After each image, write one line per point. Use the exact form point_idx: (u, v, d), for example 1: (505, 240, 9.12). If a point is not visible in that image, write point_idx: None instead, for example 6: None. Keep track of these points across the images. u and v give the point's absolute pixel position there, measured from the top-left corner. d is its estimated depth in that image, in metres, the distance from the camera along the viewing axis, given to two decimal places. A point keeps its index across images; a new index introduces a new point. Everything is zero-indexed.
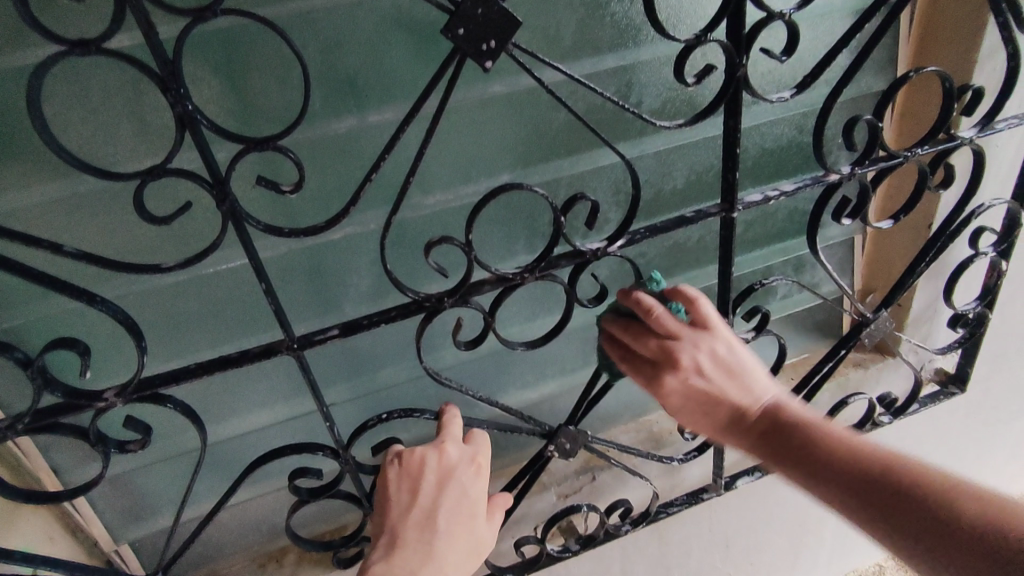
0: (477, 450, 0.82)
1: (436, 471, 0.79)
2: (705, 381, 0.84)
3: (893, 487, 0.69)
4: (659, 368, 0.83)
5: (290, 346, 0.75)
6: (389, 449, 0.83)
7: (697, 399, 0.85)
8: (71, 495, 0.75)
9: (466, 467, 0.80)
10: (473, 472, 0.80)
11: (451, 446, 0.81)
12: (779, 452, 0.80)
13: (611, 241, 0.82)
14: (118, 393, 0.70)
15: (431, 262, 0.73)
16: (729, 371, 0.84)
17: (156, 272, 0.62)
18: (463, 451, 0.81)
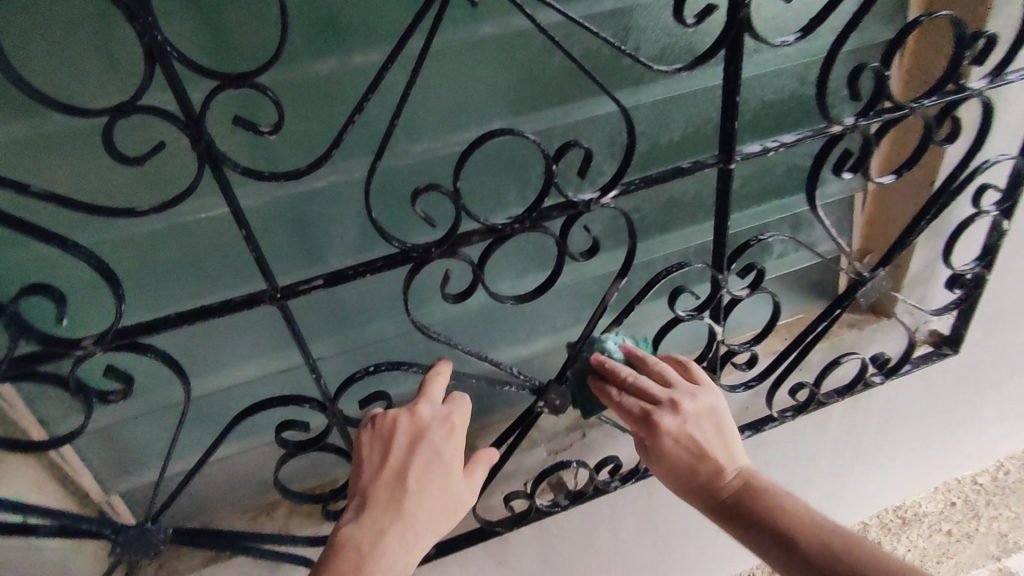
0: (450, 411, 0.80)
1: (407, 431, 0.78)
2: (693, 439, 0.86)
3: (838, 561, 0.73)
4: (654, 427, 0.85)
5: (273, 295, 0.73)
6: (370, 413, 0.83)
7: (679, 468, 0.86)
8: (56, 443, 0.74)
9: (439, 426, 0.78)
10: (446, 432, 0.78)
11: (424, 407, 0.80)
12: (745, 520, 0.82)
13: (604, 192, 0.80)
14: (96, 341, 0.69)
15: (418, 211, 0.71)
16: (714, 434, 0.87)
17: (128, 214, 0.62)
18: (437, 411, 0.80)
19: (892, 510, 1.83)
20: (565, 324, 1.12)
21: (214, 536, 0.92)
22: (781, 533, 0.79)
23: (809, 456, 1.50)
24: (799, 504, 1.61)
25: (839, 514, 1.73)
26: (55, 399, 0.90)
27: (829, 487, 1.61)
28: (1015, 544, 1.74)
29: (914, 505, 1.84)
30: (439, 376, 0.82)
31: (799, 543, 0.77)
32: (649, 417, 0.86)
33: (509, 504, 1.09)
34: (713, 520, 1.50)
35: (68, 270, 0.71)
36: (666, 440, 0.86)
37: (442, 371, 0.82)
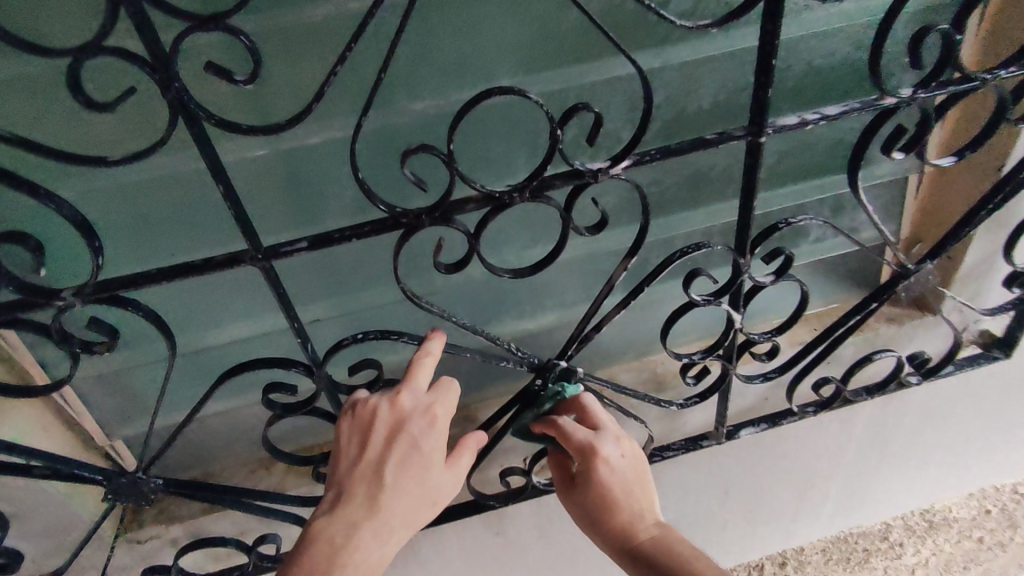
0: (432, 402, 0.79)
1: (386, 421, 0.77)
2: (620, 476, 0.90)
3: None
4: (593, 452, 0.90)
5: (255, 256, 0.70)
6: (355, 393, 0.83)
7: (604, 503, 0.89)
8: (43, 391, 0.74)
9: (419, 418, 0.77)
10: (426, 425, 0.78)
11: (405, 395, 0.78)
12: (654, 561, 0.80)
13: (614, 162, 0.73)
14: (76, 294, 0.67)
15: (408, 172, 0.66)
16: (637, 479, 0.91)
17: (99, 164, 0.59)
18: (419, 401, 0.79)
19: (919, 513, 1.75)
20: (574, 300, 1.06)
21: (207, 490, 0.92)
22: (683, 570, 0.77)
23: (832, 452, 1.43)
24: (817, 500, 1.55)
25: (860, 513, 1.65)
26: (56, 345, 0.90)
27: (851, 485, 1.54)
28: None
29: (944, 509, 1.75)
30: (427, 360, 0.78)
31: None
32: (590, 443, 0.90)
33: (506, 480, 1.06)
34: (723, 508, 1.46)
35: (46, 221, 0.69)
36: (600, 470, 0.90)
37: (431, 355, 0.78)
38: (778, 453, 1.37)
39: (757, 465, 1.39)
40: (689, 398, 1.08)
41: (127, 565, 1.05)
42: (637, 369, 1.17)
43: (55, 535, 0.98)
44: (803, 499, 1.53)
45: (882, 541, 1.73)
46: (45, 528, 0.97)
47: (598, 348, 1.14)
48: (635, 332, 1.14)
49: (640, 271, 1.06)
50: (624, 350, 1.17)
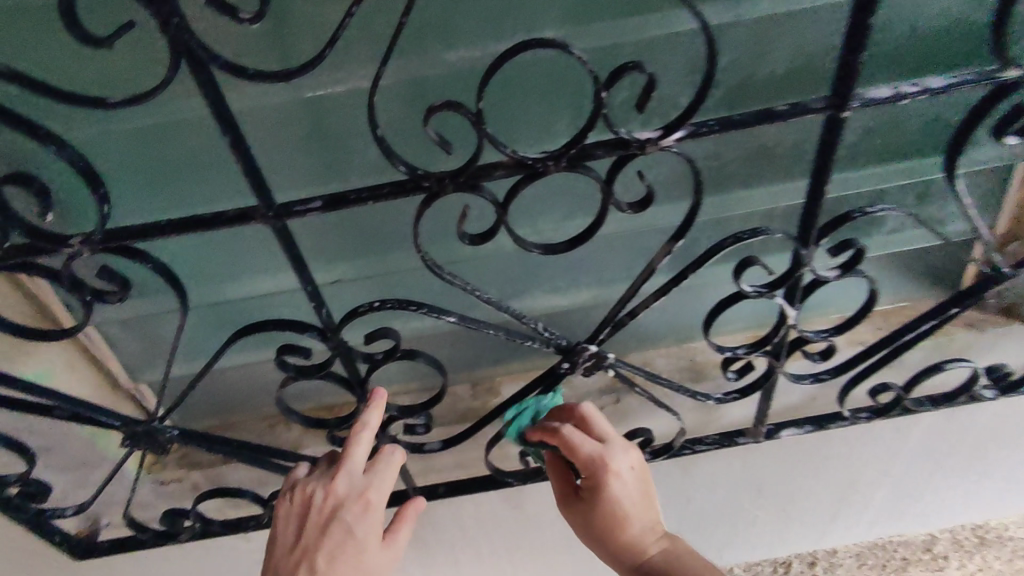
0: (366, 485, 0.83)
1: (321, 507, 0.82)
2: (629, 491, 0.89)
3: None
4: (604, 469, 0.87)
5: (266, 214, 0.66)
6: (293, 475, 0.89)
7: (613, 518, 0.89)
8: (59, 335, 0.73)
9: (352, 504, 0.81)
10: (360, 510, 0.81)
11: (341, 480, 0.83)
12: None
13: (666, 132, 0.64)
14: (83, 242, 0.65)
15: (430, 132, 0.60)
16: (644, 492, 0.90)
17: (99, 106, 0.55)
18: (355, 483, 0.83)
19: (970, 528, 1.63)
20: (611, 278, 0.99)
21: (221, 444, 0.92)
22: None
23: (879, 457, 1.33)
24: (858, 505, 1.46)
25: (905, 523, 1.55)
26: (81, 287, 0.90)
27: (898, 494, 1.44)
28: None
29: (998, 527, 1.63)
30: (363, 434, 0.82)
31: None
32: (602, 462, 0.87)
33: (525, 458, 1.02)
34: (754, 504, 1.39)
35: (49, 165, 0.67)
36: (610, 487, 0.88)
37: (369, 428, 0.82)
38: (820, 454, 1.30)
39: (796, 463, 1.31)
40: (729, 392, 1.00)
41: (151, 504, 1.08)
42: (674, 355, 1.10)
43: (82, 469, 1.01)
44: (843, 502, 1.44)
45: (923, 551, 1.64)
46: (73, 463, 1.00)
47: (634, 331, 1.07)
48: (676, 316, 1.06)
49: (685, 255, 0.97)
50: (662, 335, 1.09)
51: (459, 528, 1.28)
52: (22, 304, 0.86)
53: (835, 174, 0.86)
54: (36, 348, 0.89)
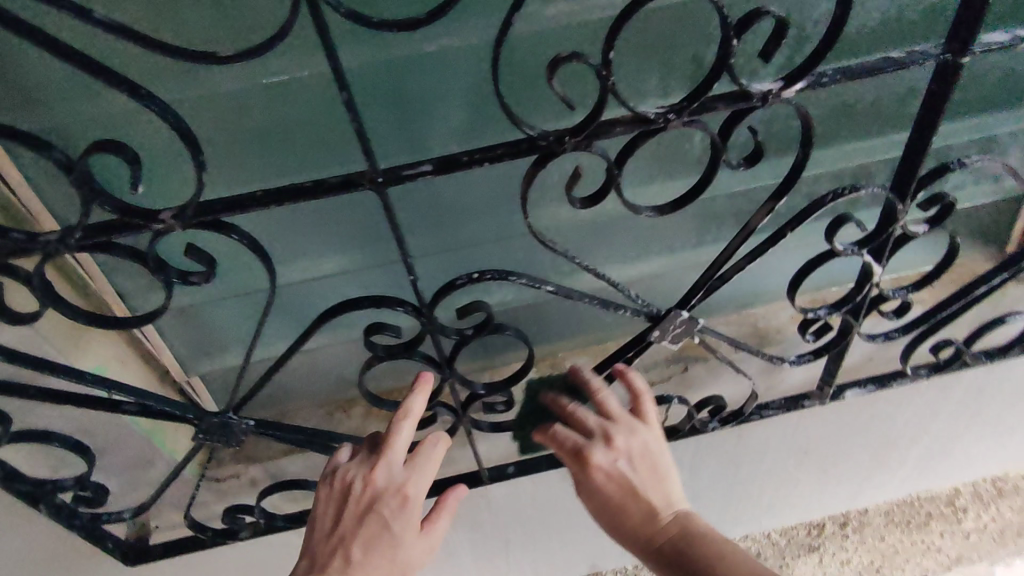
0: (407, 479, 0.80)
1: (358, 497, 0.80)
2: (619, 472, 0.80)
3: None
4: (583, 457, 0.81)
5: (374, 179, 0.62)
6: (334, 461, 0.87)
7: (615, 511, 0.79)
8: (139, 323, 0.68)
9: (391, 497, 0.79)
10: (398, 505, 0.79)
11: (380, 471, 0.81)
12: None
13: (788, 84, 0.62)
14: (175, 216, 0.60)
15: (555, 87, 0.57)
16: (642, 471, 0.80)
17: (213, 60, 0.49)
18: (394, 476, 0.81)
19: (989, 480, 1.70)
20: (682, 246, 0.97)
21: (296, 432, 0.89)
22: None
23: (920, 419, 1.35)
24: (894, 465, 1.48)
25: (935, 480, 1.60)
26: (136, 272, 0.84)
27: (933, 452, 1.47)
28: None
29: (1014, 477, 1.70)
30: (404, 424, 0.80)
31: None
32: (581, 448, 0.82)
33: None
34: (798, 467, 1.41)
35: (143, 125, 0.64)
36: (594, 476, 0.80)
37: (409, 417, 0.80)
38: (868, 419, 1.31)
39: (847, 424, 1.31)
40: (801, 355, 1.00)
41: (207, 500, 1.04)
42: (736, 322, 1.10)
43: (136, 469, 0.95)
44: (881, 462, 1.46)
45: (946, 505, 1.69)
46: (127, 462, 0.94)
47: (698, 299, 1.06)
48: (740, 283, 1.06)
49: (784, 214, 0.97)
50: (724, 303, 1.09)
51: (517, 506, 1.28)
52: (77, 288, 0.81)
53: (946, 125, 0.87)
54: (90, 341, 0.83)
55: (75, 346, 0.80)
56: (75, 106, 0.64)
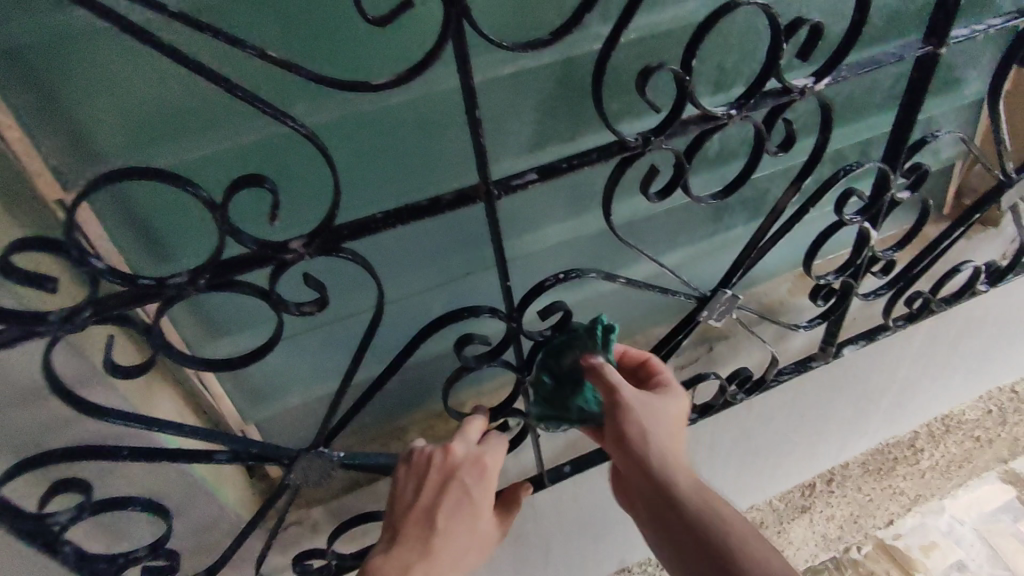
0: (483, 452, 0.84)
1: (440, 469, 0.83)
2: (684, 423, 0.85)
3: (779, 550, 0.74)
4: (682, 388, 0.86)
5: (488, 191, 0.65)
6: (413, 442, 0.88)
7: (668, 425, 0.80)
8: (244, 362, 0.67)
9: (470, 468, 0.83)
10: (477, 475, 0.83)
11: (458, 445, 0.84)
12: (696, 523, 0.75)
13: (819, 78, 0.73)
14: (305, 245, 0.61)
15: (649, 97, 0.60)
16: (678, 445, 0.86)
17: (371, 89, 0.53)
18: (471, 450, 0.85)
19: (940, 418, 1.78)
20: (702, 236, 1.07)
21: (379, 455, 0.91)
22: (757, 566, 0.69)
23: (894, 373, 1.50)
24: (872, 422, 1.61)
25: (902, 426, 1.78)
26: (198, 318, 0.80)
27: (899, 405, 1.61)
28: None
29: (958, 414, 1.85)
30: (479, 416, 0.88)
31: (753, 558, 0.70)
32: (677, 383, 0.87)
33: None
34: (796, 432, 1.49)
35: (270, 151, 0.68)
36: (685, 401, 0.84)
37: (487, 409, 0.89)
38: (852, 378, 1.44)
39: (836, 385, 1.43)
40: (810, 321, 1.13)
41: (271, 553, 1.00)
42: (745, 301, 1.21)
43: (202, 532, 0.90)
44: (864, 420, 1.59)
45: (907, 448, 1.81)
46: (194, 525, 0.89)
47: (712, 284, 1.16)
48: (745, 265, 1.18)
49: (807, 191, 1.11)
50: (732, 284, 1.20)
51: (559, 520, 1.26)
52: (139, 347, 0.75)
53: (929, 101, 1.05)
54: (155, 401, 0.78)
55: (147, 403, 0.76)
56: (171, 150, 0.64)
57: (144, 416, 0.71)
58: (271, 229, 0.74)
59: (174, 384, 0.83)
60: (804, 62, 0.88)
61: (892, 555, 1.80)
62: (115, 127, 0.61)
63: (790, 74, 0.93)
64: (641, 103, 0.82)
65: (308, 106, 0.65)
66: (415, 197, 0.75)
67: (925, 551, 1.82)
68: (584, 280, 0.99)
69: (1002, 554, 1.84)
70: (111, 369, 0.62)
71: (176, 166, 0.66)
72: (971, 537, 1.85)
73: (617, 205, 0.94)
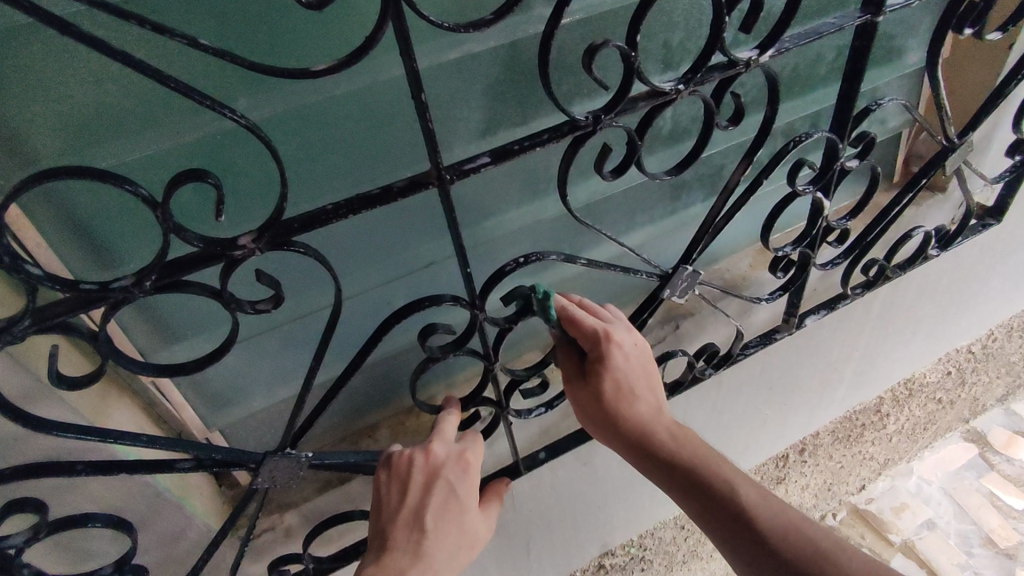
0: (464, 448, 0.87)
1: (423, 470, 0.84)
2: (629, 365, 0.87)
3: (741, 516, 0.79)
4: (606, 340, 0.85)
5: (440, 176, 0.65)
6: (387, 449, 0.89)
7: (605, 411, 0.88)
8: (200, 366, 0.65)
9: (453, 465, 0.85)
10: (461, 470, 0.85)
11: (438, 445, 0.86)
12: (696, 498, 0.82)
13: (763, 50, 0.74)
14: (255, 239, 0.59)
15: (597, 73, 0.59)
16: (645, 371, 0.89)
17: (309, 75, 0.50)
18: (451, 448, 0.87)
19: (902, 383, 1.83)
20: (661, 215, 1.08)
21: (351, 454, 0.90)
22: (745, 529, 0.78)
23: (855, 341, 1.54)
24: (836, 390, 1.65)
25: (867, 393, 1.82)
26: (150, 325, 0.77)
27: (862, 372, 1.65)
28: (983, 407, 1.98)
29: (920, 377, 1.91)
30: (451, 413, 0.89)
31: (759, 521, 0.78)
32: (601, 333, 0.85)
33: None
34: (765, 404, 1.52)
35: (213, 146, 0.66)
36: (614, 358, 0.86)
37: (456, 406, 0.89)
38: (816, 348, 1.47)
39: (801, 356, 1.46)
40: (772, 293, 1.15)
41: (245, 562, 0.98)
42: (708, 277, 1.23)
43: (169, 545, 0.88)
44: (829, 389, 1.62)
45: (873, 415, 1.88)
46: (162, 539, 0.86)
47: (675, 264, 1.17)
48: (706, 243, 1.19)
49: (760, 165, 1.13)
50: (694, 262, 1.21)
51: (539, 507, 1.26)
52: (85, 357, 0.72)
53: (871, 72, 1.08)
54: (109, 411, 0.75)
55: (100, 413, 0.73)
56: (109, 150, 0.62)
57: (98, 428, 0.68)
58: (219, 227, 0.72)
59: (129, 394, 0.81)
60: (747, 35, 0.90)
61: (868, 520, 1.84)
62: (47, 129, 0.59)
63: (736, 48, 0.94)
64: (591, 84, 0.83)
65: (250, 98, 0.64)
66: (367, 189, 0.74)
67: (897, 513, 1.85)
68: (545, 264, 0.99)
69: (968, 509, 1.91)
70: (56, 380, 0.60)
71: (114, 167, 0.63)
72: (938, 495, 1.91)
73: (574, 187, 0.94)
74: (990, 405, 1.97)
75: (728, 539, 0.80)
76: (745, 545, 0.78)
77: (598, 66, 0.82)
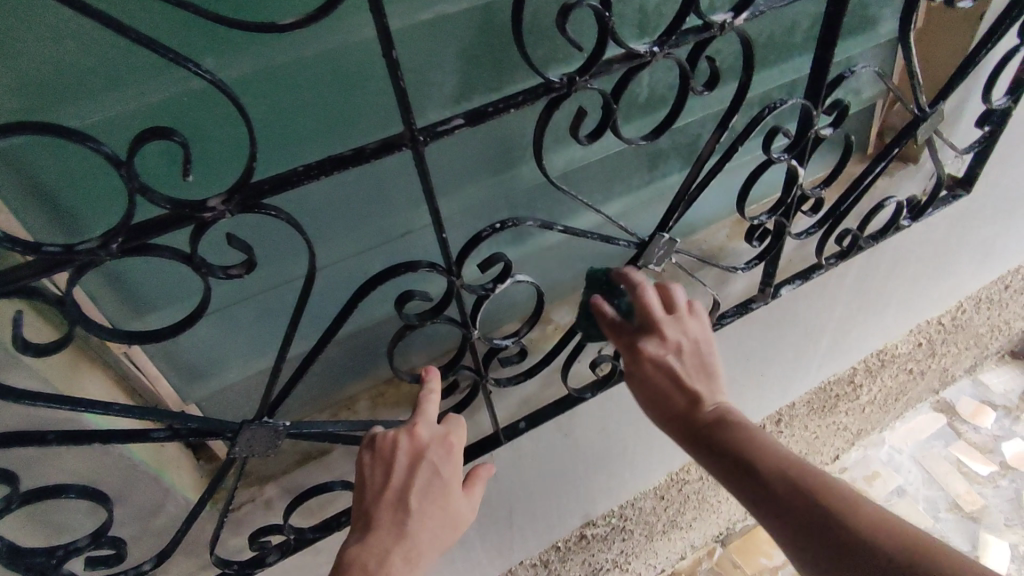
0: (448, 430, 0.87)
1: (407, 451, 0.85)
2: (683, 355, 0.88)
3: (793, 494, 0.72)
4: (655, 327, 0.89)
5: (413, 138, 0.64)
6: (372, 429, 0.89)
7: (650, 387, 0.88)
8: (173, 331, 0.64)
9: (437, 447, 0.86)
10: (444, 452, 0.86)
11: (422, 428, 0.86)
12: (738, 468, 0.77)
13: (737, 13, 0.73)
14: (226, 201, 0.58)
15: (571, 32, 0.58)
16: (700, 364, 0.88)
17: (273, 29, 0.49)
18: (435, 431, 0.87)
19: (875, 354, 1.87)
20: (638, 184, 1.08)
21: (330, 424, 0.89)
22: (786, 500, 0.72)
23: (830, 311, 1.57)
24: (810, 358, 1.67)
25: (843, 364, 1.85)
26: (119, 294, 0.76)
27: (835, 341, 1.68)
28: (952, 377, 2.03)
29: (893, 348, 1.89)
30: (433, 396, 0.87)
31: (797, 490, 0.72)
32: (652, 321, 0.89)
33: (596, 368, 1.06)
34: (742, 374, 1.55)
35: (179, 108, 0.64)
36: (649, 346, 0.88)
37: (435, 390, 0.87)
38: (791, 319, 1.50)
39: (776, 326, 1.49)
40: (748, 262, 1.16)
41: (224, 534, 0.98)
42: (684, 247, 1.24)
43: (146, 518, 0.87)
44: (802, 358, 1.65)
45: (848, 384, 1.87)
46: (140, 512, 0.86)
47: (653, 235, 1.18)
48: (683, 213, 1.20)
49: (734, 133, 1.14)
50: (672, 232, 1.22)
51: (520, 477, 1.28)
52: (51, 326, 0.70)
53: (845, 40, 1.09)
54: (80, 381, 0.74)
55: (70, 382, 0.72)
56: (70, 112, 0.60)
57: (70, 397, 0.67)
58: (187, 190, 0.70)
59: (101, 365, 0.79)
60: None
61: None
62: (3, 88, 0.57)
63: (710, 14, 0.94)
64: (565, 48, 0.82)
65: (217, 59, 0.62)
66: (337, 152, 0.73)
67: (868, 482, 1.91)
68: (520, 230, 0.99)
69: (935, 476, 1.95)
70: (23, 346, 0.59)
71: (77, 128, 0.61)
72: (909, 464, 1.96)
73: (550, 154, 0.94)
74: (959, 376, 2.04)
75: (763, 507, 0.74)
76: (792, 523, 0.71)
77: (571, 29, 0.82)
